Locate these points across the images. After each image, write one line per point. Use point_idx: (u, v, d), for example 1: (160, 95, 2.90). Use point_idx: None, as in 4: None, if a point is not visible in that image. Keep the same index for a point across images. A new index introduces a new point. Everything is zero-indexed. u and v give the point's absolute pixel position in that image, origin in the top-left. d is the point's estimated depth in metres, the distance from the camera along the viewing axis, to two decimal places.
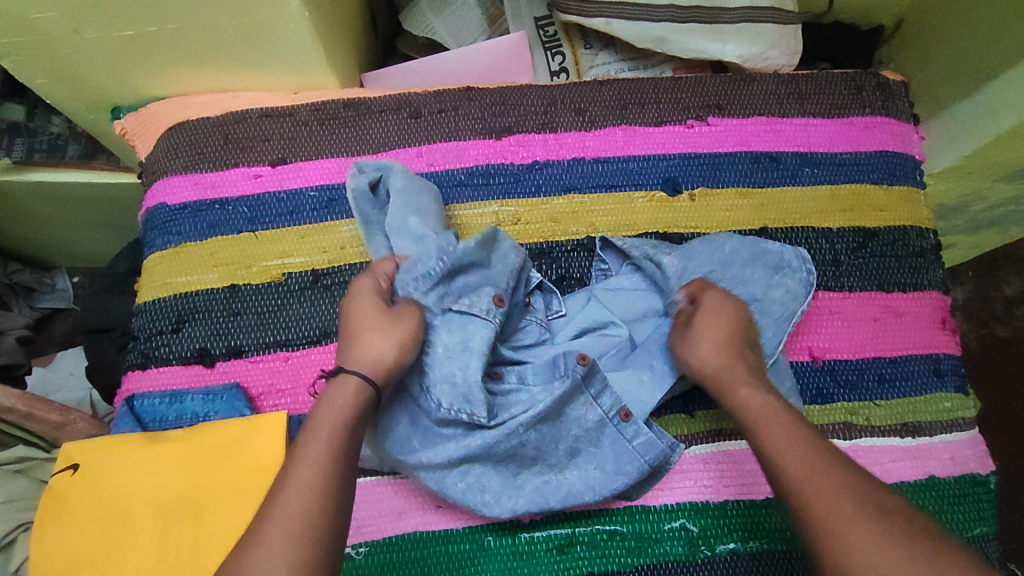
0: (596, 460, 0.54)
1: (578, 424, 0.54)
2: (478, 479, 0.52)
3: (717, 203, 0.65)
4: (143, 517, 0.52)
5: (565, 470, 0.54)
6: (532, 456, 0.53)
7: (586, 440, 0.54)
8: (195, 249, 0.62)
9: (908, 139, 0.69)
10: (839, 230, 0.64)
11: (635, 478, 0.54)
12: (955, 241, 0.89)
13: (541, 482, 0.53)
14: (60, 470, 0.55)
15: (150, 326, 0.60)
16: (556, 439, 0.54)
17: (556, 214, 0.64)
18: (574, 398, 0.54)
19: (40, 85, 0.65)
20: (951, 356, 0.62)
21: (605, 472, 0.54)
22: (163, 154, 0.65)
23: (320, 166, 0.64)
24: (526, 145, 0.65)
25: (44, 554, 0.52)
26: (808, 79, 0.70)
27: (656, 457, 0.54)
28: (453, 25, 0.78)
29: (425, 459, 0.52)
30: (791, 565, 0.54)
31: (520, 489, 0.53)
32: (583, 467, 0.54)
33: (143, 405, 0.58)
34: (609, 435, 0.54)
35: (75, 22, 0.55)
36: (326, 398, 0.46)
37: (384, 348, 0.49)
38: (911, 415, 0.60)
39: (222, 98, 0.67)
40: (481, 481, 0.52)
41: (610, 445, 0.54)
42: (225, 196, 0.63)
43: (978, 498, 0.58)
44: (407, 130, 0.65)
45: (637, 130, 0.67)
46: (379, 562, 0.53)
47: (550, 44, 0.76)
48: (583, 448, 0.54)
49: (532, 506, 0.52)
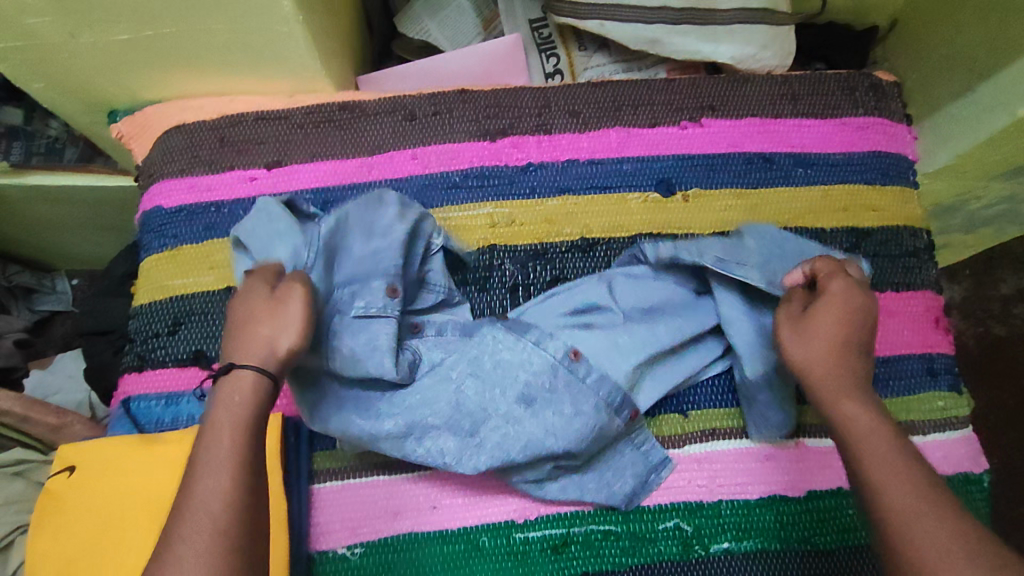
0: (553, 405, 0.53)
1: (525, 367, 0.54)
2: (433, 435, 0.53)
3: (711, 204, 0.65)
4: (140, 518, 0.52)
5: (525, 421, 0.53)
6: (480, 408, 0.53)
7: (541, 388, 0.54)
8: (190, 252, 0.62)
9: (901, 139, 0.69)
10: (833, 230, 0.65)
11: (596, 418, 0.53)
12: (951, 240, 0.89)
13: (501, 436, 0.53)
14: (56, 472, 0.55)
15: (146, 328, 0.60)
16: (502, 389, 0.54)
17: (550, 215, 0.64)
18: (504, 341, 0.55)
19: (37, 90, 0.65)
20: (944, 356, 0.63)
21: (569, 416, 0.53)
22: (159, 158, 0.65)
23: (316, 168, 0.64)
24: (521, 147, 0.66)
25: (39, 557, 0.52)
26: (801, 79, 0.70)
27: (612, 393, 0.54)
28: (448, 27, 0.78)
29: (368, 428, 0.52)
30: (784, 564, 0.54)
31: (481, 446, 0.53)
32: (545, 411, 0.53)
33: (139, 407, 0.58)
34: (563, 379, 0.54)
35: (71, 27, 0.56)
36: (221, 397, 0.43)
37: (279, 335, 0.45)
38: (904, 414, 0.60)
39: (217, 101, 0.67)
40: (438, 445, 0.53)
41: (566, 389, 0.54)
42: (220, 199, 0.64)
43: (971, 497, 0.58)
44: (402, 132, 0.66)
45: (631, 131, 0.67)
46: (375, 562, 0.53)
47: (544, 46, 0.77)
48: (538, 395, 0.54)
49: (496, 459, 0.52)
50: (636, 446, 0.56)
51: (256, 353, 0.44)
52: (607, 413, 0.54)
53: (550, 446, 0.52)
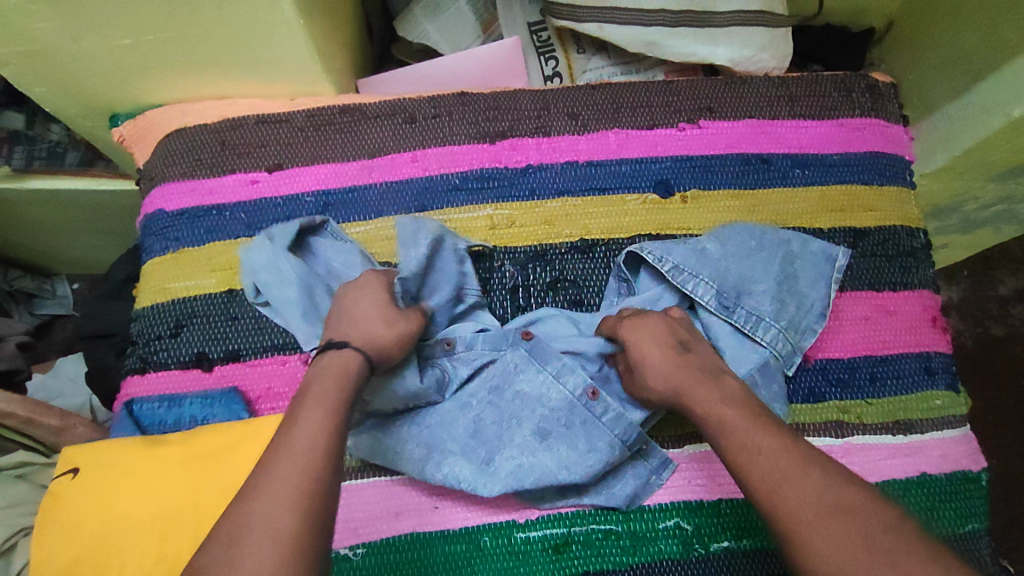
0: (568, 441, 0.54)
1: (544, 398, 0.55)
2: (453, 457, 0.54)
3: (709, 205, 0.66)
4: (144, 517, 0.53)
5: (539, 452, 0.54)
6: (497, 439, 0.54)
7: (559, 414, 0.55)
8: (192, 254, 0.63)
9: (898, 139, 0.70)
10: (830, 230, 0.65)
11: (609, 456, 0.54)
12: (949, 240, 0.89)
13: (515, 465, 0.53)
14: (60, 473, 0.55)
15: (148, 330, 0.61)
16: (518, 421, 0.55)
17: (550, 217, 0.64)
18: (526, 372, 0.56)
19: (39, 94, 0.66)
20: (941, 355, 0.63)
21: (585, 449, 0.54)
22: (161, 161, 0.66)
23: (316, 172, 0.65)
24: (520, 149, 0.66)
25: (44, 556, 0.52)
26: (798, 81, 0.70)
27: (628, 433, 0.54)
28: (447, 30, 0.79)
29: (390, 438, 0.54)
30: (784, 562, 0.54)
31: (494, 474, 0.53)
32: (563, 441, 0.54)
33: (142, 409, 0.58)
34: (579, 415, 0.55)
35: (74, 32, 0.56)
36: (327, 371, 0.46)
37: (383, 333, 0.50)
38: (902, 413, 0.60)
39: (219, 105, 0.68)
40: (455, 471, 0.53)
41: (581, 425, 0.54)
42: (222, 202, 0.64)
43: (969, 495, 0.58)
44: (402, 134, 0.66)
45: (630, 133, 0.67)
46: (377, 562, 0.53)
47: (543, 49, 0.77)
48: (553, 430, 0.54)
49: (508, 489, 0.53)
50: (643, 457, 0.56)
51: (362, 343, 0.49)
52: (620, 450, 0.54)
53: (562, 478, 0.53)
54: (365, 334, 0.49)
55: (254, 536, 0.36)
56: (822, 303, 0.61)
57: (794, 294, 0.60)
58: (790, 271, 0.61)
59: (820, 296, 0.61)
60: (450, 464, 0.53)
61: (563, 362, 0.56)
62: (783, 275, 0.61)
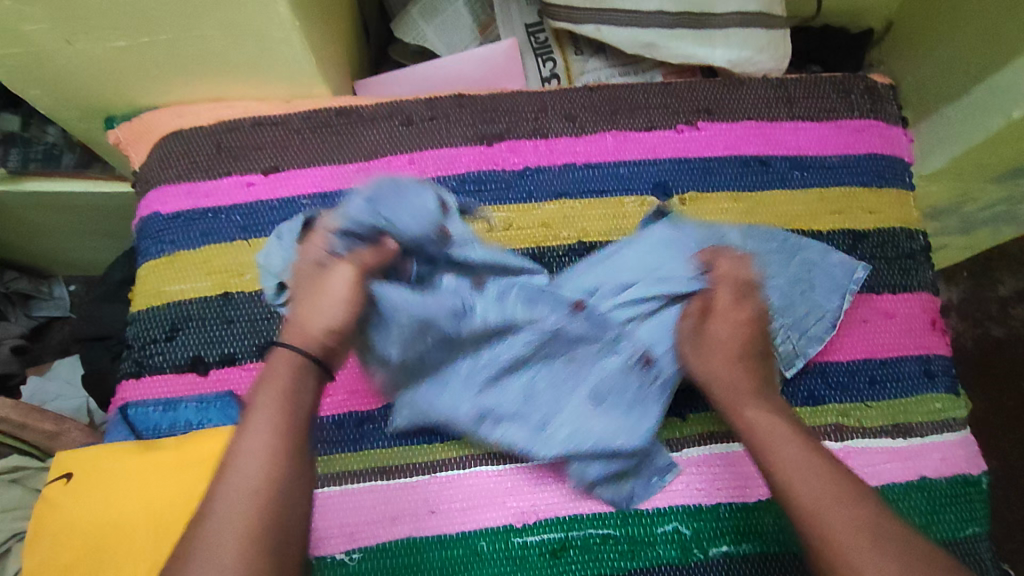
0: (620, 404, 0.56)
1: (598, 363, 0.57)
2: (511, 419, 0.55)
3: (707, 208, 0.65)
4: (139, 523, 0.52)
5: (593, 416, 0.56)
6: (555, 401, 0.56)
7: (614, 378, 0.57)
8: (187, 257, 0.62)
9: (897, 141, 0.70)
10: (829, 233, 0.65)
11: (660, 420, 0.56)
12: (948, 241, 0.89)
13: (575, 428, 0.55)
14: (54, 478, 0.55)
15: (144, 334, 0.60)
16: (577, 383, 0.57)
17: (547, 220, 0.64)
18: (585, 340, 0.58)
19: (33, 96, 0.65)
20: (941, 357, 0.63)
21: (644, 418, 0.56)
22: (157, 163, 0.65)
23: (312, 174, 0.64)
24: (518, 151, 0.66)
25: (37, 561, 0.52)
26: (796, 83, 0.70)
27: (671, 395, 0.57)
28: (444, 31, 0.78)
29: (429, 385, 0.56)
30: (783, 567, 0.54)
31: (552, 437, 0.55)
32: (623, 406, 0.56)
33: (137, 413, 0.58)
34: (633, 381, 0.57)
35: (68, 34, 0.56)
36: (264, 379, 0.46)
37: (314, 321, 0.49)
38: (901, 416, 0.60)
39: (214, 107, 0.67)
40: (512, 431, 0.55)
41: (635, 390, 0.57)
42: (218, 205, 0.64)
43: (970, 499, 0.58)
44: (399, 137, 0.66)
45: (628, 135, 0.67)
46: (373, 567, 0.53)
47: (541, 50, 0.77)
48: (607, 394, 0.56)
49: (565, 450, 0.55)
50: (649, 457, 0.56)
51: (299, 340, 0.48)
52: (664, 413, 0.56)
53: (618, 445, 0.55)
54: (296, 327, 0.49)
55: (214, 563, 0.37)
56: (834, 315, 0.61)
57: (808, 294, 0.61)
58: (811, 271, 0.62)
59: (833, 307, 0.61)
60: (507, 426, 0.55)
61: (620, 330, 0.58)
62: (796, 269, 0.61)
